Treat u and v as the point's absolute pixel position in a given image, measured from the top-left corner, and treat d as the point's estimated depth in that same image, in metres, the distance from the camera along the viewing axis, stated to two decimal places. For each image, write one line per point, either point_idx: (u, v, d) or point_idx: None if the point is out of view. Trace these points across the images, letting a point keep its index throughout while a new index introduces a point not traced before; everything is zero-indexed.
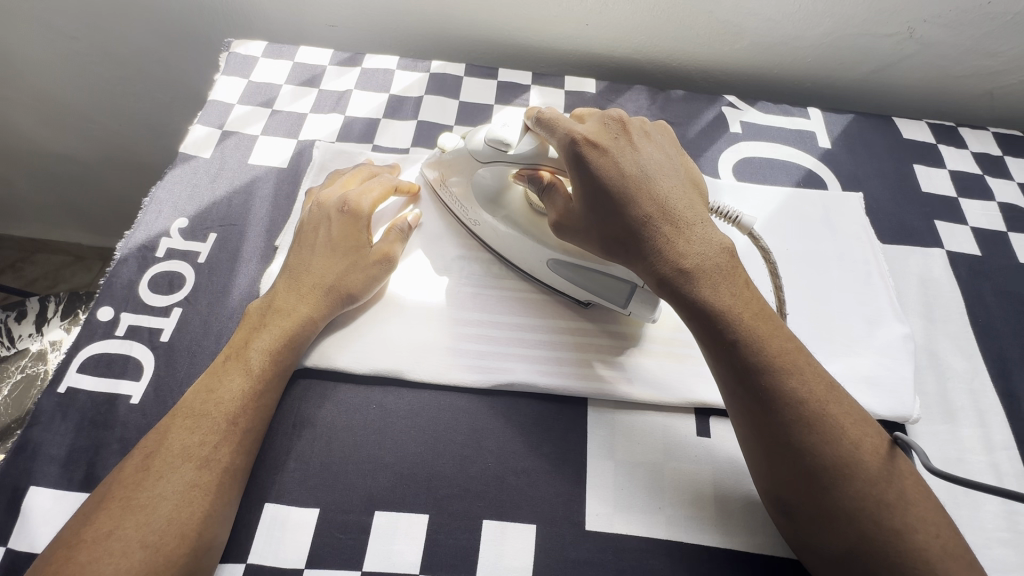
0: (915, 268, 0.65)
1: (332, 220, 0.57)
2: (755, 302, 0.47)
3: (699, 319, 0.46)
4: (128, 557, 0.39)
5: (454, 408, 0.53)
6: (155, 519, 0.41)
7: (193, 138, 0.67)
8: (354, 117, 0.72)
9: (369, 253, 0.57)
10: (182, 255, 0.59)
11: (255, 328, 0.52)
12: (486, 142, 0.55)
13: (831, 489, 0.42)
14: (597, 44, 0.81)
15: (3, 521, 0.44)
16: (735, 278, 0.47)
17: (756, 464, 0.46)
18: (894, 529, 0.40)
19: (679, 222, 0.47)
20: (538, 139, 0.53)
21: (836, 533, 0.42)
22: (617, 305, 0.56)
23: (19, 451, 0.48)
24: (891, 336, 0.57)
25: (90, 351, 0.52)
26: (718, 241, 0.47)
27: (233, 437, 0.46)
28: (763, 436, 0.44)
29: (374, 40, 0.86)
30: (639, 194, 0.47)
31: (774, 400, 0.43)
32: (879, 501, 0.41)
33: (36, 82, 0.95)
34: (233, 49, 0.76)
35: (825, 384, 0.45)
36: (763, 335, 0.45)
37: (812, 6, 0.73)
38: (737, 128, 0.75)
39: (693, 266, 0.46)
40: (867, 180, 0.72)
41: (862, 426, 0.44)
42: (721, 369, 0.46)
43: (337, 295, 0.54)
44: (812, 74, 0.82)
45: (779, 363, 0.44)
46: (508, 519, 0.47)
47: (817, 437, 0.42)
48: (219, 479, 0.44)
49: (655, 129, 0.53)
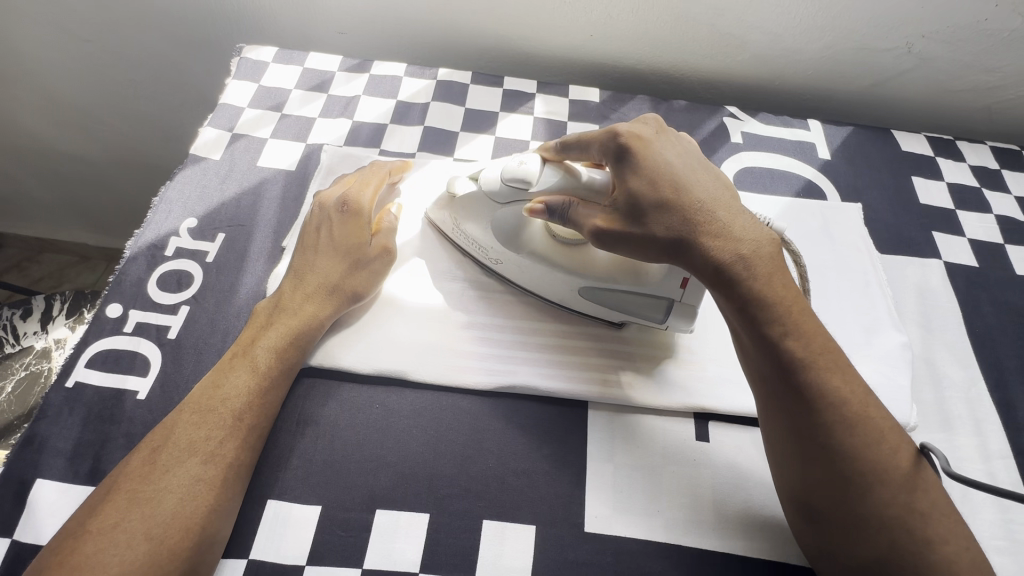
0: (913, 277, 0.65)
1: (332, 220, 0.58)
2: (801, 300, 0.47)
3: (750, 313, 0.46)
4: (132, 549, 0.40)
5: (455, 408, 0.53)
6: (160, 512, 0.42)
7: (203, 140, 0.68)
8: (361, 121, 0.73)
9: (369, 249, 0.58)
10: (190, 255, 0.60)
11: (262, 327, 0.53)
12: (502, 182, 0.54)
13: (868, 496, 0.42)
14: (601, 55, 0.82)
15: (9, 512, 0.45)
16: (782, 272, 0.47)
17: (790, 467, 0.46)
18: (928, 537, 0.42)
19: (728, 216, 0.48)
20: (562, 170, 0.52)
21: (868, 541, 0.42)
22: (655, 321, 0.56)
23: (25, 444, 0.48)
24: (889, 345, 0.58)
25: (98, 347, 0.53)
26: (765, 235, 0.48)
27: (240, 433, 0.46)
28: (809, 437, 0.44)
29: (382, 46, 0.87)
30: (686, 188, 0.48)
31: (821, 398, 0.44)
32: (914, 507, 0.42)
33: (48, 83, 0.96)
34: (245, 54, 0.78)
35: (863, 384, 0.46)
36: (809, 332, 0.46)
37: (813, 20, 0.75)
38: (737, 139, 0.76)
39: (744, 257, 0.46)
40: (866, 192, 0.73)
41: (897, 430, 0.45)
42: (764, 366, 0.46)
43: (341, 294, 0.55)
44: (812, 87, 0.84)
45: (824, 362, 0.45)
46: (508, 519, 0.48)
47: (860, 438, 0.43)
48: (224, 474, 0.45)
49: (691, 137, 0.56)
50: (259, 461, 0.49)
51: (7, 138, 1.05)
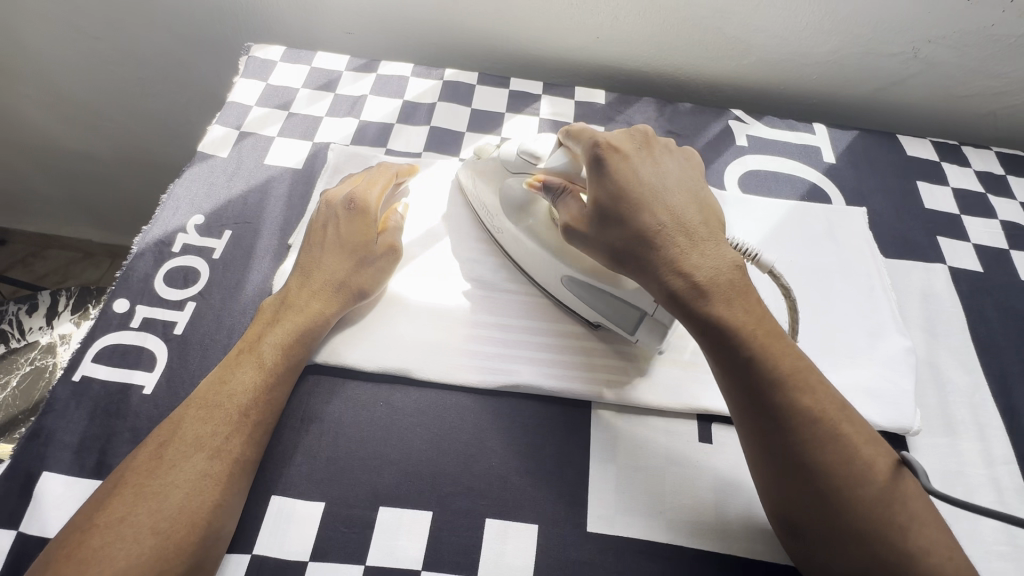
0: (917, 282, 0.65)
1: (339, 218, 0.58)
2: (769, 319, 0.47)
3: (711, 335, 0.47)
4: (138, 543, 0.40)
5: (459, 407, 0.53)
6: (166, 507, 0.42)
7: (211, 138, 0.69)
8: (368, 120, 0.73)
9: (375, 248, 0.58)
10: (197, 251, 0.60)
11: (268, 323, 0.53)
12: (517, 154, 0.58)
13: (840, 513, 0.42)
14: (607, 57, 0.83)
15: (16, 505, 0.45)
16: (746, 294, 0.47)
17: (763, 482, 0.46)
18: (908, 553, 0.41)
19: (692, 236, 0.48)
20: (570, 155, 0.55)
21: (844, 555, 0.42)
22: (625, 332, 0.56)
23: (32, 437, 0.48)
24: (893, 349, 0.58)
25: (106, 342, 0.54)
26: (729, 258, 0.48)
27: (245, 428, 0.47)
28: (773, 455, 0.44)
29: (389, 47, 0.87)
30: (654, 207, 0.49)
31: (786, 418, 0.44)
32: (893, 523, 0.42)
33: (57, 80, 0.97)
34: (253, 53, 0.78)
35: (837, 402, 0.45)
36: (775, 352, 0.46)
37: (819, 24, 0.75)
38: (742, 142, 0.76)
39: (704, 278, 0.47)
40: (871, 196, 0.73)
41: (875, 447, 0.44)
42: (730, 386, 0.47)
43: (348, 291, 0.55)
44: (818, 91, 0.84)
45: (792, 382, 0.45)
46: (510, 518, 0.48)
47: (828, 457, 0.43)
48: (229, 470, 0.45)
49: (677, 149, 0.55)
50: (263, 457, 0.50)
51: (16, 134, 1.06)
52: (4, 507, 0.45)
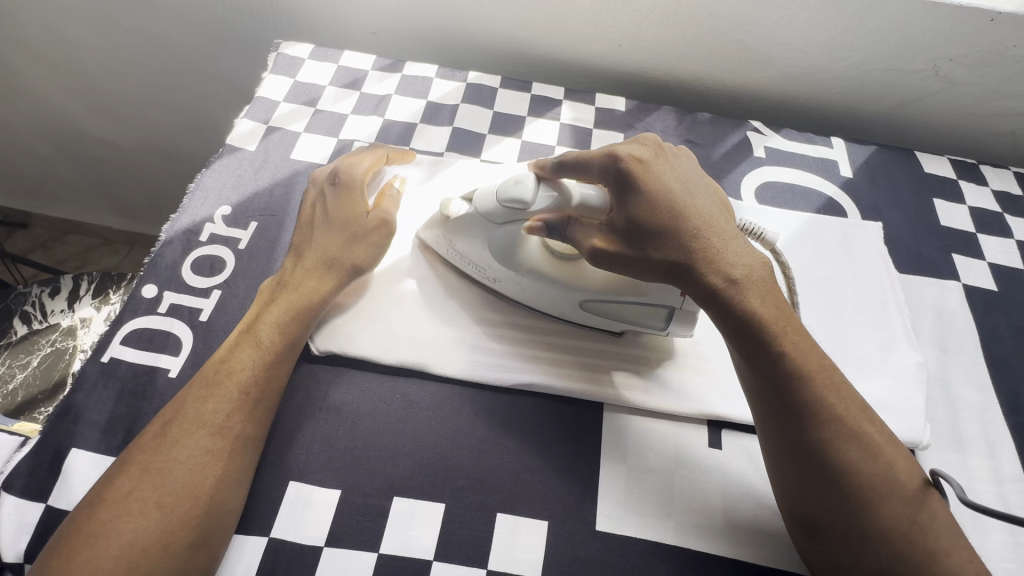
0: (931, 298, 0.66)
1: (326, 196, 0.59)
2: (795, 319, 0.49)
3: (743, 333, 0.48)
4: (145, 517, 0.42)
5: (474, 403, 0.54)
6: (171, 482, 0.43)
7: (239, 131, 0.71)
8: (392, 119, 0.74)
9: (366, 221, 0.59)
10: (224, 241, 0.61)
11: (266, 303, 0.54)
12: (498, 203, 0.54)
13: (866, 511, 0.43)
14: (628, 65, 0.84)
15: (45, 479, 0.47)
16: (774, 295, 0.49)
17: (786, 481, 0.47)
18: (930, 550, 0.42)
19: (724, 237, 0.49)
20: (554, 190, 0.52)
21: (869, 553, 0.43)
22: (656, 328, 0.57)
23: (61, 415, 0.50)
24: (905, 363, 0.59)
25: (134, 326, 0.55)
26: (758, 258, 0.50)
27: (246, 406, 0.48)
28: (802, 452, 0.45)
29: (413, 48, 0.89)
30: (687, 211, 0.50)
31: (814, 417, 0.45)
32: (914, 520, 0.43)
33: (90, 69, 1.00)
34: (282, 50, 0.80)
35: (858, 402, 0.47)
36: (803, 350, 0.47)
37: (841, 39, 0.76)
38: (760, 153, 0.76)
39: (739, 279, 0.48)
40: (887, 211, 0.73)
41: (894, 445, 0.46)
42: (760, 386, 0.47)
43: (341, 268, 0.57)
44: (836, 105, 0.84)
45: (819, 381, 0.46)
46: (521, 514, 0.49)
47: (855, 454, 0.44)
48: (230, 447, 0.46)
49: (691, 156, 0.57)
50: (272, 439, 0.51)
51: (46, 122, 1.09)
52: (34, 480, 0.47)
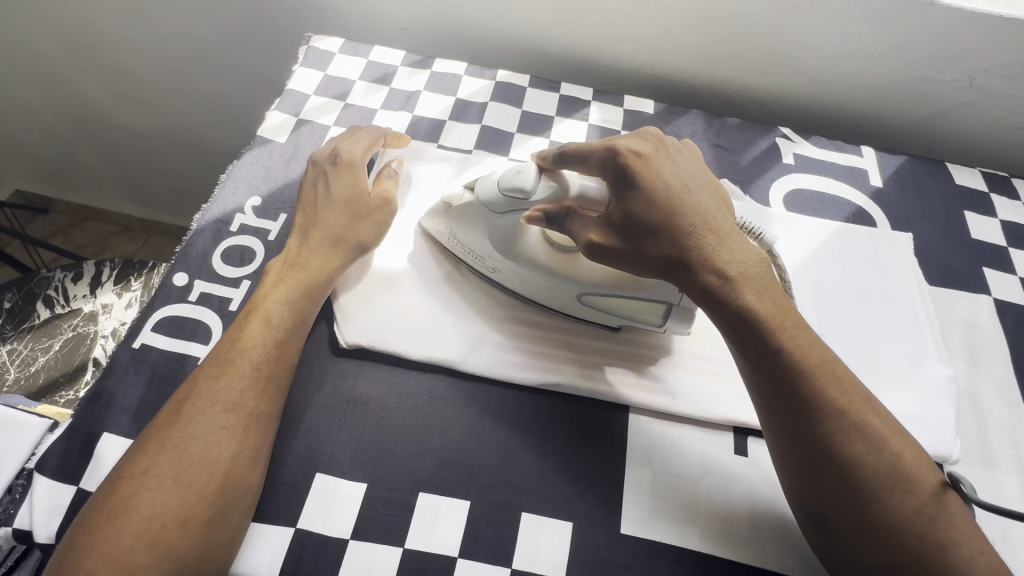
0: (961, 311, 0.65)
1: (328, 175, 0.60)
2: (794, 313, 0.49)
3: (743, 327, 0.48)
4: (163, 492, 0.42)
5: (500, 402, 0.54)
6: (187, 458, 0.44)
7: (270, 123, 0.71)
8: (421, 116, 0.74)
9: (370, 199, 0.60)
10: (254, 232, 0.62)
11: (274, 283, 0.54)
12: (499, 192, 0.55)
13: (873, 503, 0.43)
14: (656, 68, 0.83)
15: (77, 462, 0.47)
16: (772, 289, 0.49)
17: (792, 478, 0.46)
18: (939, 542, 0.42)
19: (722, 234, 0.50)
20: (556, 180, 0.53)
21: (877, 546, 0.43)
22: (655, 325, 0.57)
23: (93, 399, 0.50)
24: (934, 377, 0.58)
25: (165, 313, 0.56)
26: (756, 254, 0.50)
27: (258, 383, 0.48)
28: (805, 447, 0.45)
29: (441, 45, 0.89)
30: (682, 206, 0.50)
31: (816, 411, 0.45)
32: (922, 513, 0.43)
33: (119, 57, 1.01)
34: (313, 44, 0.80)
35: (863, 394, 0.46)
36: (802, 344, 0.47)
37: (875, 47, 0.75)
38: (789, 159, 0.76)
39: (737, 274, 0.49)
40: (917, 222, 0.72)
41: (899, 437, 0.46)
42: (760, 382, 0.48)
43: (346, 245, 0.57)
44: (866, 114, 0.83)
45: (819, 375, 0.46)
46: (546, 514, 0.49)
47: (860, 447, 0.44)
48: (245, 423, 0.46)
49: (689, 149, 0.57)
50: (291, 425, 0.51)
51: (74, 109, 1.11)
52: (66, 463, 0.47)
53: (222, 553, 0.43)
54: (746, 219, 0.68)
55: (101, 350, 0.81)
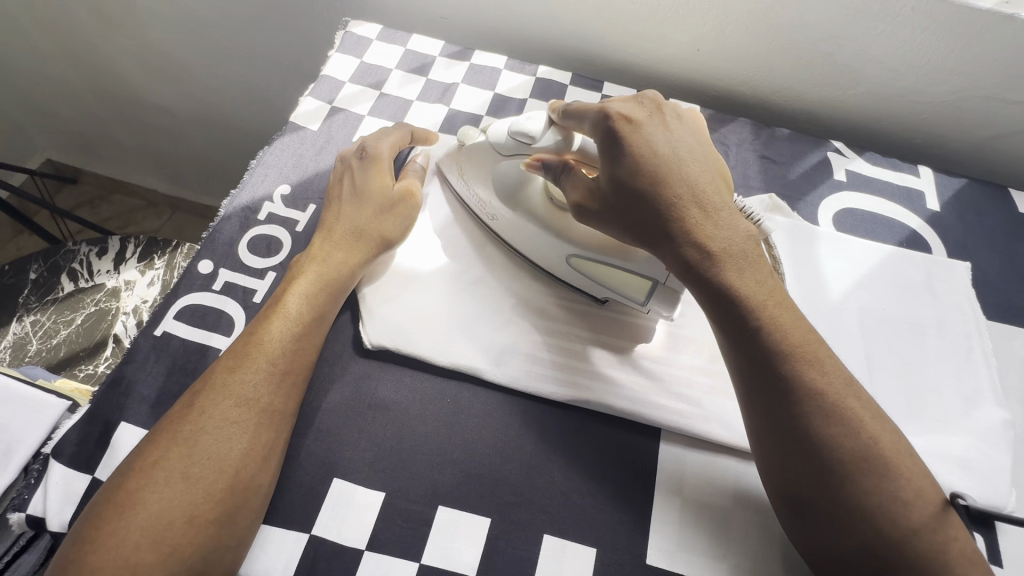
0: (1020, 350, 0.61)
1: (354, 169, 0.59)
2: (781, 293, 0.47)
3: (726, 303, 0.46)
4: (169, 486, 0.41)
5: (525, 415, 0.52)
6: (196, 452, 0.42)
7: (304, 109, 0.69)
8: (457, 110, 0.72)
9: (392, 194, 0.58)
10: (282, 222, 0.60)
11: (293, 274, 0.53)
12: (508, 136, 0.55)
13: (845, 489, 0.41)
14: (704, 73, 0.80)
15: (94, 450, 0.46)
16: (759, 268, 0.47)
17: (767, 461, 0.44)
18: (912, 529, 0.40)
19: (708, 207, 0.47)
20: (561, 132, 0.53)
21: (849, 531, 0.40)
22: (637, 302, 0.54)
23: (113, 386, 0.49)
24: (989, 420, 0.54)
25: (188, 301, 0.54)
26: (744, 230, 0.48)
27: (273, 378, 0.47)
28: (780, 430, 0.43)
29: (481, 36, 0.86)
30: (670, 173, 0.48)
31: (792, 393, 0.43)
32: (900, 499, 0.40)
33: (153, 34, 0.99)
34: (350, 29, 0.78)
35: (845, 379, 0.44)
36: (786, 325, 0.45)
37: (944, 62, 0.70)
38: (840, 176, 0.72)
39: (719, 250, 0.46)
40: (976, 252, 0.68)
41: (880, 422, 0.43)
42: (739, 362, 0.46)
43: (371, 239, 0.56)
44: (925, 131, 0.79)
45: (798, 356, 0.44)
46: (569, 538, 0.47)
47: (835, 431, 0.42)
48: (257, 420, 0.45)
49: (692, 118, 0.53)
50: (311, 428, 0.50)
51: (107, 82, 1.11)
52: (83, 451, 0.46)
53: (229, 556, 0.42)
54: (792, 238, 0.65)
55: (122, 326, 0.81)
